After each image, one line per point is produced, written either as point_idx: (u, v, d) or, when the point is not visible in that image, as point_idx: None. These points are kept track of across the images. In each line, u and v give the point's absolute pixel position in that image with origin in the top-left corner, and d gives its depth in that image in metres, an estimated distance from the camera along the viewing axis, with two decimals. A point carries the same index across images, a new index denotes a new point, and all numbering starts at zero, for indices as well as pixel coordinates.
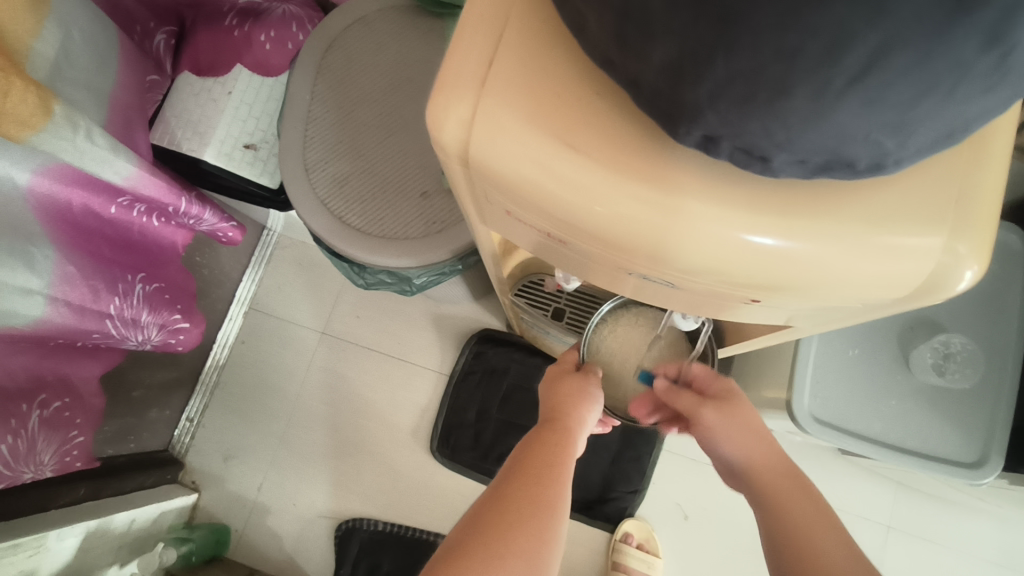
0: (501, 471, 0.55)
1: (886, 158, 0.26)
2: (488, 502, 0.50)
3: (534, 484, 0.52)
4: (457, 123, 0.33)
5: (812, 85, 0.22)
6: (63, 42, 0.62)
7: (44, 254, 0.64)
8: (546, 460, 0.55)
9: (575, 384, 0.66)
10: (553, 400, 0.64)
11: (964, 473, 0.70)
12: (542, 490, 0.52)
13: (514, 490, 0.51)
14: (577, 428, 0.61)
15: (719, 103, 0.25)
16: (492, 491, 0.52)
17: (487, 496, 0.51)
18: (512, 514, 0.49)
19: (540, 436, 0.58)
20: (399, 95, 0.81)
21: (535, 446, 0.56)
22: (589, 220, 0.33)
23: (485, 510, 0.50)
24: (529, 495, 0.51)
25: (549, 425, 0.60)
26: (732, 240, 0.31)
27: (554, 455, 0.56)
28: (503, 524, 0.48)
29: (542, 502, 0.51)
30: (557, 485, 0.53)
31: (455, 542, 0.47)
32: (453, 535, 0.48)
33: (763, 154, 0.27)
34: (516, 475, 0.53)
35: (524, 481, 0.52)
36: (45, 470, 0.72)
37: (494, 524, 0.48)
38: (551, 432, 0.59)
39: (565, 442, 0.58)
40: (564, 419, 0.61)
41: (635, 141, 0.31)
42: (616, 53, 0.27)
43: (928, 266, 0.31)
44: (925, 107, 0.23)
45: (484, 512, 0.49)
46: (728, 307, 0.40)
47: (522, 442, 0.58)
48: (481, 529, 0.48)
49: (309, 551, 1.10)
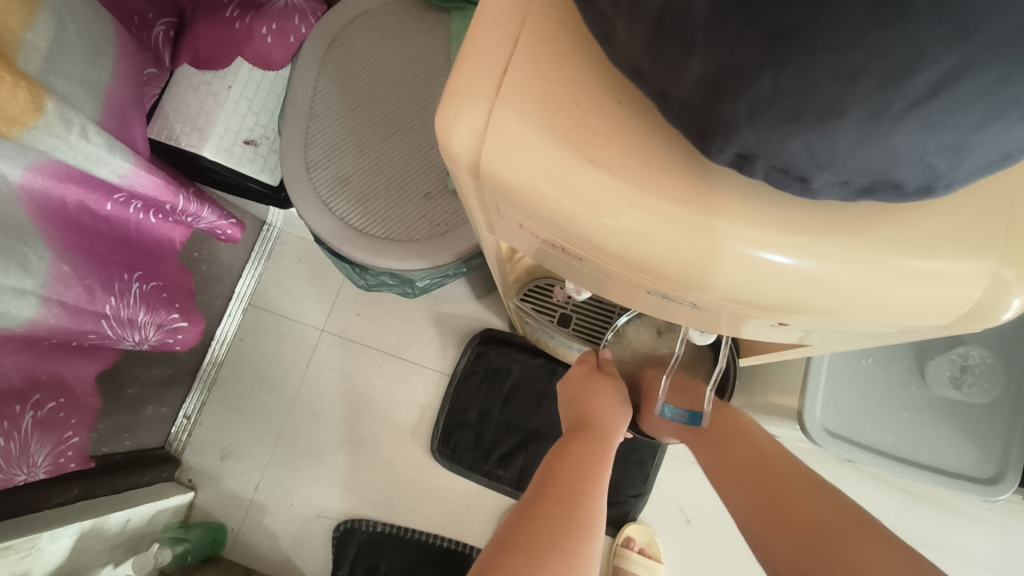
0: (531, 488, 0.53)
1: (937, 181, 0.24)
2: (519, 522, 0.48)
3: (569, 502, 0.50)
4: (468, 132, 0.31)
5: (868, 107, 0.20)
6: (56, 34, 0.60)
7: (38, 254, 0.61)
8: (580, 475, 0.53)
9: (606, 393, 0.66)
10: (581, 412, 0.63)
11: (980, 490, 0.68)
12: (577, 507, 0.50)
13: (547, 508, 0.49)
14: (608, 441, 0.60)
15: (759, 120, 0.23)
16: (523, 509, 0.50)
17: (518, 514, 0.49)
18: (547, 535, 0.47)
19: (573, 449, 0.57)
20: (404, 92, 0.79)
21: (568, 460, 0.55)
22: (609, 239, 0.31)
23: (518, 529, 0.47)
24: (563, 513, 0.49)
25: (579, 437, 0.59)
26: (763, 263, 0.29)
27: (587, 469, 0.55)
28: (540, 545, 0.46)
29: (577, 521, 0.49)
30: (592, 500, 0.52)
31: (487, 562, 0.45)
32: (486, 555, 0.46)
33: (802, 174, 0.25)
34: (549, 491, 0.51)
35: (558, 499, 0.50)
36: (38, 472, 0.70)
37: (529, 545, 0.46)
38: (583, 443, 0.58)
39: (597, 455, 0.57)
40: (596, 431, 0.60)
41: (659, 156, 0.29)
42: (647, 64, 0.25)
43: (973, 293, 0.29)
44: (990, 130, 0.21)
45: (517, 530, 0.47)
46: (749, 325, 0.38)
47: (552, 455, 0.57)
48: (515, 550, 0.45)
49: (306, 551, 1.09)
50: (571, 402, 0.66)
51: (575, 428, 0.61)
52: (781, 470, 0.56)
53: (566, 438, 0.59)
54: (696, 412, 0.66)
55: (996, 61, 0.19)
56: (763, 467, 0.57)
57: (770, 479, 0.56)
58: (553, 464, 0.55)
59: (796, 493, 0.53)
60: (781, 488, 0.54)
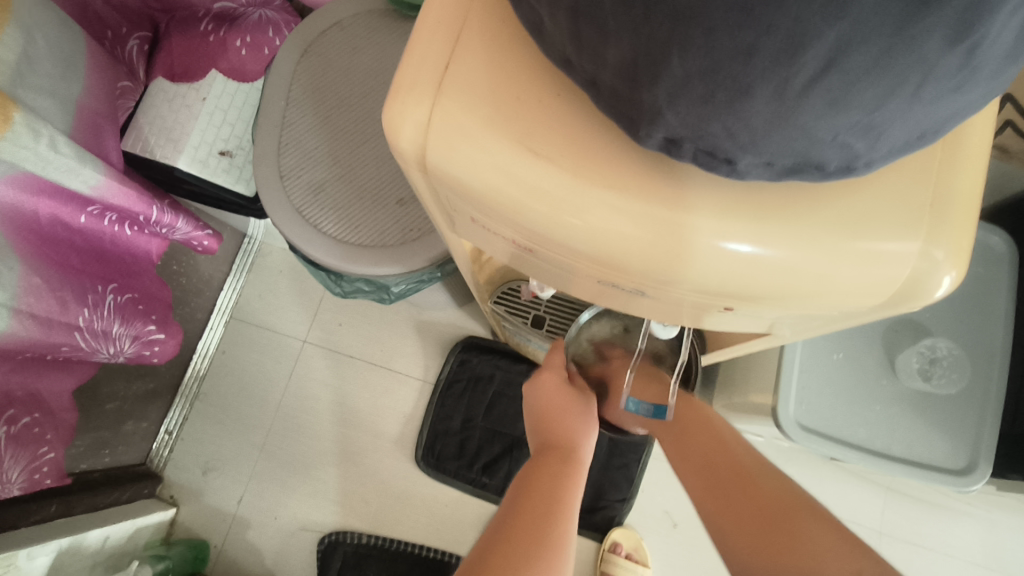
0: (503, 512, 0.52)
1: (856, 160, 0.25)
2: (495, 544, 0.47)
3: (543, 523, 0.50)
4: (414, 125, 0.31)
5: (772, 85, 0.21)
6: (25, 47, 0.60)
7: (8, 267, 0.61)
8: (553, 495, 0.53)
9: (579, 412, 0.66)
10: (553, 432, 0.63)
11: (953, 481, 0.69)
12: (552, 528, 0.50)
13: (523, 531, 0.49)
14: (582, 458, 0.60)
15: (678, 103, 0.23)
16: (501, 522, 0.51)
17: (493, 538, 0.48)
18: (524, 554, 0.46)
19: (547, 470, 0.57)
20: (375, 100, 0.80)
21: (542, 481, 0.55)
22: (555, 229, 0.31)
23: (493, 550, 0.46)
24: (539, 534, 0.48)
25: (552, 457, 0.59)
26: (707, 248, 0.30)
27: (561, 490, 0.54)
28: (517, 563, 0.45)
29: (554, 540, 0.49)
30: (567, 520, 0.52)
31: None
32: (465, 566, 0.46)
33: (727, 156, 0.25)
34: (524, 514, 0.51)
35: (533, 521, 0.50)
36: (12, 488, 0.69)
37: (505, 563, 0.45)
38: (556, 464, 0.58)
39: (570, 475, 0.57)
40: (570, 451, 0.60)
41: (598, 142, 0.30)
42: (574, 52, 0.26)
43: (903, 272, 0.30)
44: (892, 105, 0.22)
45: (495, 542, 0.48)
46: (705, 315, 0.39)
47: (525, 477, 0.56)
48: (491, 568, 0.44)
49: (291, 565, 1.08)
50: (544, 419, 0.66)
51: (548, 449, 0.61)
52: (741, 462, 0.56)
53: (539, 459, 0.59)
54: (660, 405, 0.67)
55: (878, 35, 0.19)
56: (725, 459, 0.57)
57: (731, 470, 0.56)
58: (526, 487, 0.54)
59: (755, 480, 0.54)
60: (742, 477, 0.55)
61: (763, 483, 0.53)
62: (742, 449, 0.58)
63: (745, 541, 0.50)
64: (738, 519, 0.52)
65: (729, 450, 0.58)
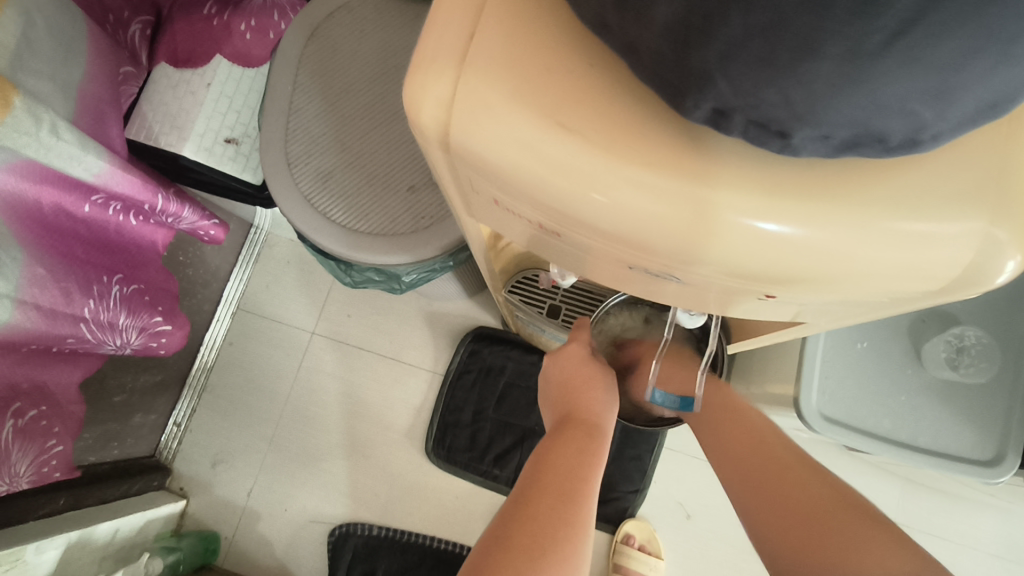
0: (524, 482, 0.51)
1: (922, 132, 0.23)
2: (517, 520, 0.46)
3: (566, 502, 0.49)
4: (436, 102, 0.29)
5: (845, 44, 0.19)
6: (24, 30, 0.58)
7: (11, 257, 0.60)
8: (577, 472, 0.52)
9: (603, 389, 0.64)
10: (576, 405, 0.61)
11: (981, 472, 0.67)
12: (574, 508, 0.48)
13: (546, 509, 0.47)
14: (604, 436, 0.59)
15: (732, 66, 0.21)
16: (515, 504, 0.48)
17: (515, 511, 0.47)
18: (547, 537, 0.45)
19: (573, 445, 0.55)
20: (384, 85, 0.78)
21: (567, 455, 0.53)
22: (586, 211, 0.29)
23: (516, 529, 0.45)
24: (562, 515, 0.47)
25: (576, 430, 0.57)
26: (748, 230, 0.28)
27: (585, 466, 0.53)
28: (539, 547, 0.44)
29: (575, 521, 0.48)
30: (588, 499, 0.50)
31: (486, 564, 0.43)
32: (477, 552, 0.45)
33: (782, 128, 0.23)
34: (547, 489, 0.49)
35: (555, 498, 0.49)
36: (20, 481, 0.68)
37: (529, 547, 0.44)
38: (580, 439, 0.56)
39: (594, 451, 0.55)
40: (594, 427, 0.58)
41: (635, 116, 0.28)
42: (613, 16, 0.24)
43: (964, 256, 0.28)
44: (973, 68, 0.20)
45: (508, 529, 0.46)
46: (738, 302, 0.37)
47: (548, 448, 0.55)
48: (514, 552, 0.43)
49: (301, 557, 1.07)
50: (567, 388, 0.64)
51: (572, 420, 0.58)
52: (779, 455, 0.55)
53: (562, 430, 0.57)
54: (688, 397, 0.66)
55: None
56: (761, 453, 0.56)
57: (768, 464, 0.55)
58: (550, 458, 0.53)
59: (794, 475, 0.53)
60: (779, 471, 0.54)
61: (803, 479, 0.52)
62: (779, 441, 0.57)
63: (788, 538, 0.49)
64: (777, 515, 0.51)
65: (766, 443, 0.57)
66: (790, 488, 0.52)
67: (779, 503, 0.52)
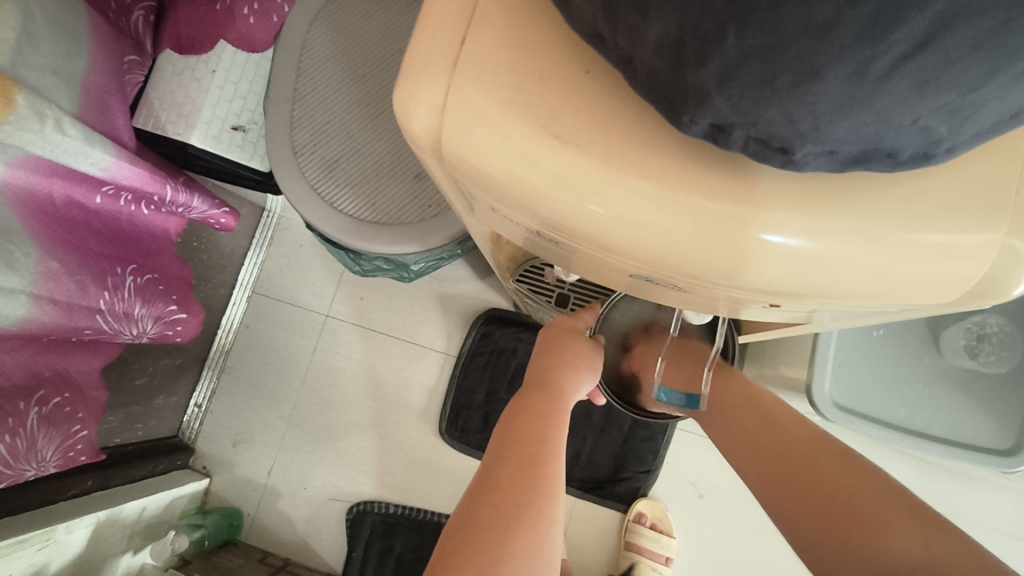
0: (489, 455, 0.49)
1: (936, 146, 0.22)
2: (481, 496, 0.44)
3: (529, 469, 0.47)
4: (426, 109, 0.29)
5: (849, 67, 0.18)
6: (26, 25, 0.57)
7: (24, 252, 0.59)
8: (539, 436, 0.50)
9: (575, 352, 0.62)
10: (544, 367, 0.59)
11: (998, 462, 0.66)
12: (538, 473, 0.47)
13: (508, 479, 0.46)
14: (568, 399, 0.57)
15: (730, 86, 0.21)
16: (480, 479, 0.46)
17: (480, 486, 0.46)
18: (510, 507, 0.44)
19: (533, 407, 0.52)
20: (389, 69, 0.77)
21: (529, 419, 0.51)
22: (583, 222, 0.28)
23: (480, 504, 0.44)
24: (525, 483, 0.45)
25: (539, 394, 0.55)
26: (752, 244, 0.27)
27: (548, 429, 0.51)
28: (502, 520, 0.43)
29: (540, 486, 0.46)
30: (554, 463, 0.49)
31: (453, 544, 0.41)
32: (445, 530, 0.43)
33: (783, 144, 0.22)
34: (509, 458, 0.47)
35: (518, 467, 0.47)
36: (49, 466, 0.70)
37: (493, 521, 0.43)
38: (543, 402, 0.54)
39: (556, 413, 0.53)
40: (557, 388, 0.56)
41: (632, 126, 0.27)
42: (608, 28, 0.24)
43: (981, 267, 0.27)
44: (993, 86, 0.19)
45: (477, 505, 0.44)
46: (744, 308, 0.36)
47: (511, 413, 0.52)
48: (481, 528, 0.42)
49: (321, 534, 1.10)
50: (537, 353, 0.62)
51: (535, 384, 0.56)
52: (795, 440, 0.52)
53: (526, 394, 0.55)
54: (694, 395, 0.64)
55: (997, 6, 0.17)
56: (776, 437, 0.53)
57: (786, 453, 0.51)
58: (511, 425, 0.51)
59: (809, 461, 0.49)
60: (797, 457, 0.50)
61: (823, 461, 0.48)
62: (800, 428, 0.53)
63: (807, 530, 0.46)
64: (795, 507, 0.48)
65: (784, 433, 0.53)
66: (801, 476, 0.49)
67: (793, 492, 0.49)
